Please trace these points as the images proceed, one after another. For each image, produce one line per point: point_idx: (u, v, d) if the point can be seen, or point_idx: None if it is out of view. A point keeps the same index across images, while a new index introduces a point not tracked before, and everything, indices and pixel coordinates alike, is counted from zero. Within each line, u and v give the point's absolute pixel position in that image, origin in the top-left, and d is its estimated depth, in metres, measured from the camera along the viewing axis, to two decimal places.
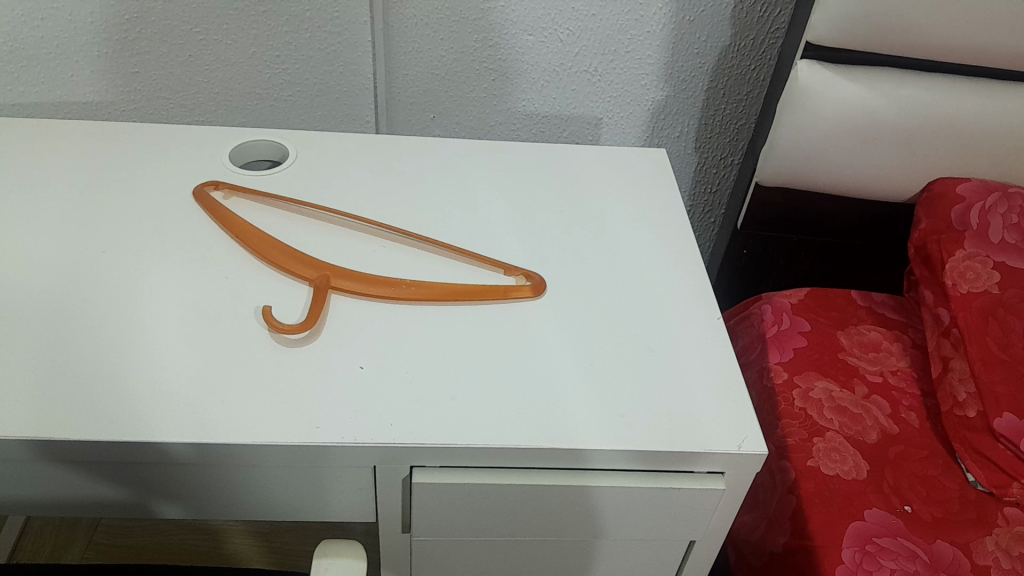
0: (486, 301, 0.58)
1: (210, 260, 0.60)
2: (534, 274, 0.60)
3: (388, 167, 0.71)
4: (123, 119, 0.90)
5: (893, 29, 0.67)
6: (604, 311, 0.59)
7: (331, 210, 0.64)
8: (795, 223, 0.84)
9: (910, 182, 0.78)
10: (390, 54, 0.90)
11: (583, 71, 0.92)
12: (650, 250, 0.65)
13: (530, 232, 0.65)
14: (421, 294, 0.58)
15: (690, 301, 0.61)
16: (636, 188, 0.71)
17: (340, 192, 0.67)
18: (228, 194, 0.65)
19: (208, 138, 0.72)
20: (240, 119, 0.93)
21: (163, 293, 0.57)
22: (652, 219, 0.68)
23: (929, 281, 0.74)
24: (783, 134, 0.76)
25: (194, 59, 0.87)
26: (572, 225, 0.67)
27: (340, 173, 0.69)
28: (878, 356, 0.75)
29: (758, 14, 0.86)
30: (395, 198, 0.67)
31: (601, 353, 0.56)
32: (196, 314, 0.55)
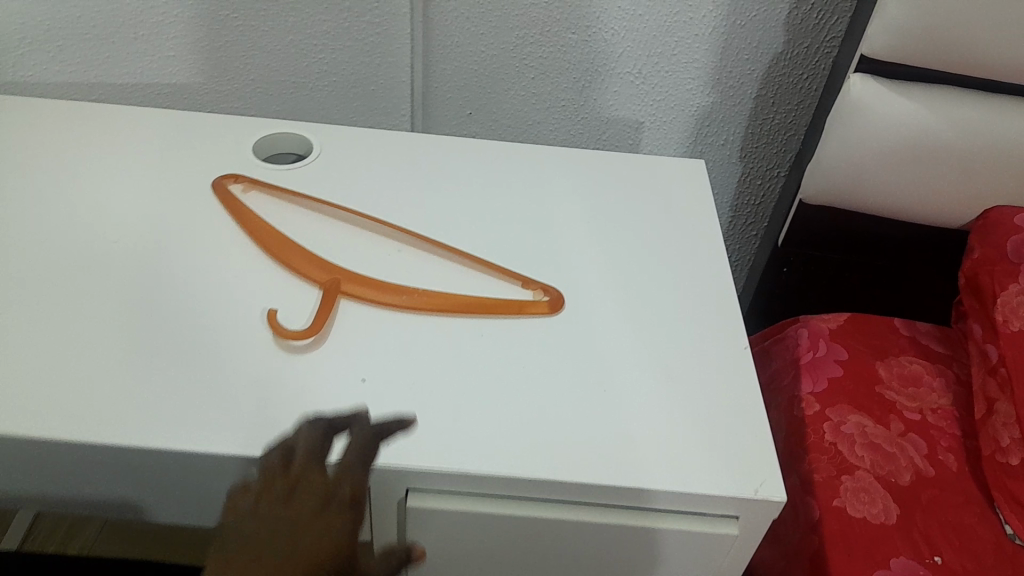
0: (498, 316, 0.56)
1: (221, 255, 0.59)
2: (551, 288, 0.58)
3: (413, 166, 0.69)
4: (158, 103, 0.89)
5: (955, 44, 0.63)
6: (623, 334, 0.56)
7: (351, 211, 0.62)
8: (839, 242, 0.80)
9: (962, 209, 0.73)
10: (429, 47, 0.88)
11: (626, 73, 0.89)
12: (679, 272, 0.62)
13: (554, 247, 0.63)
14: (433, 304, 0.55)
15: (716, 329, 0.58)
16: (670, 201, 0.68)
17: (361, 190, 0.65)
18: (247, 186, 0.64)
19: (234, 127, 0.70)
20: (274, 108, 0.92)
21: (170, 287, 0.55)
22: (683, 237, 0.65)
23: (977, 314, 0.70)
24: (831, 151, 0.72)
25: (231, 45, 0.86)
26: (597, 238, 0.64)
27: (362, 169, 0.67)
28: (918, 391, 0.71)
29: (814, 20, 0.82)
30: (417, 200, 0.65)
31: (617, 381, 0.53)
32: (202, 312, 0.54)
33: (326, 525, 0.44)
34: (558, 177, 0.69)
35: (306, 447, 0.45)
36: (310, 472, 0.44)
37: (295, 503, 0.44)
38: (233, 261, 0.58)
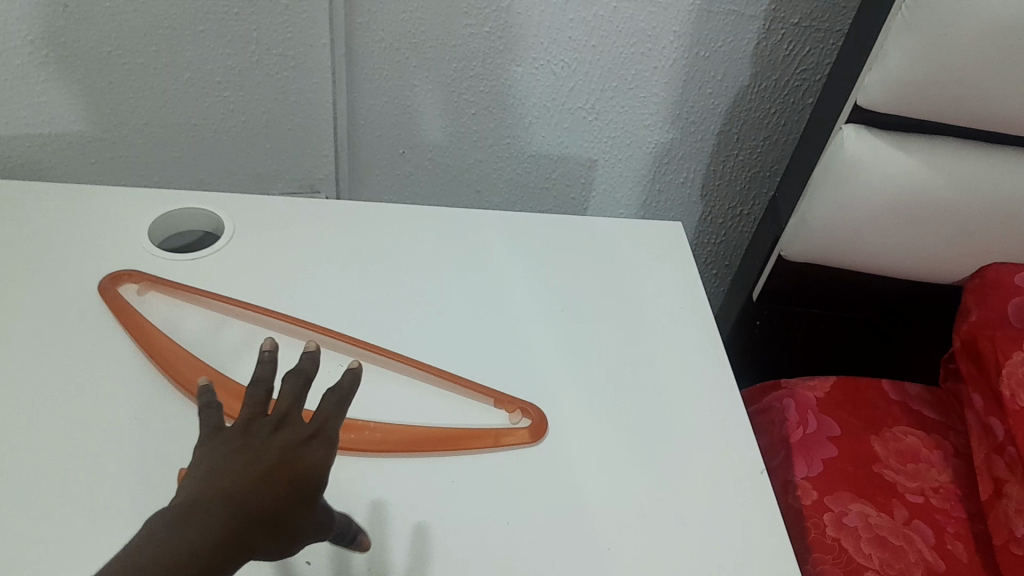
0: (470, 450, 0.48)
1: (122, 400, 0.47)
2: (530, 407, 0.50)
3: (348, 248, 0.58)
4: (23, 169, 0.72)
5: (963, 97, 0.56)
6: (614, 468, 0.49)
7: (280, 317, 0.52)
8: (817, 299, 0.73)
9: (958, 265, 0.67)
10: (353, 84, 0.77)
11: (578, 108, 0.79)
12: (664, 376, 0.55)
13: (523, 354, 0.54)
14: (391, 443, 0.47)
15: (713, 451, 0.51)
16: (643, 283, 0.61)
17: (288, 285, 0.55)
18: (145, 288, 0.53)
19: (123, 200, 0.58)
20: (172, 154, 0.77)
21: (68, 459, 0.44)
22: (664, 329, 0.58)
23: (979, 382, 0.64)
24: (819, 209, 0.64)
25: (117, 86, 0.71)
26: (567, 338, 0.56)
27: (287, 253, 0.57)
28: (917, 468, 0.65)
29: (784, 52, 0.74)
30: (357, 300, 0.55)
31: (618, 537, 0.46)
32: (110, 488, 0.43)
33: (305, 448, 0.38)
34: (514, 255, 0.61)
35: (293, 390, 0.39)
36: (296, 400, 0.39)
37: (275, 421, 0.38)
38: (141, 403, 0.47)
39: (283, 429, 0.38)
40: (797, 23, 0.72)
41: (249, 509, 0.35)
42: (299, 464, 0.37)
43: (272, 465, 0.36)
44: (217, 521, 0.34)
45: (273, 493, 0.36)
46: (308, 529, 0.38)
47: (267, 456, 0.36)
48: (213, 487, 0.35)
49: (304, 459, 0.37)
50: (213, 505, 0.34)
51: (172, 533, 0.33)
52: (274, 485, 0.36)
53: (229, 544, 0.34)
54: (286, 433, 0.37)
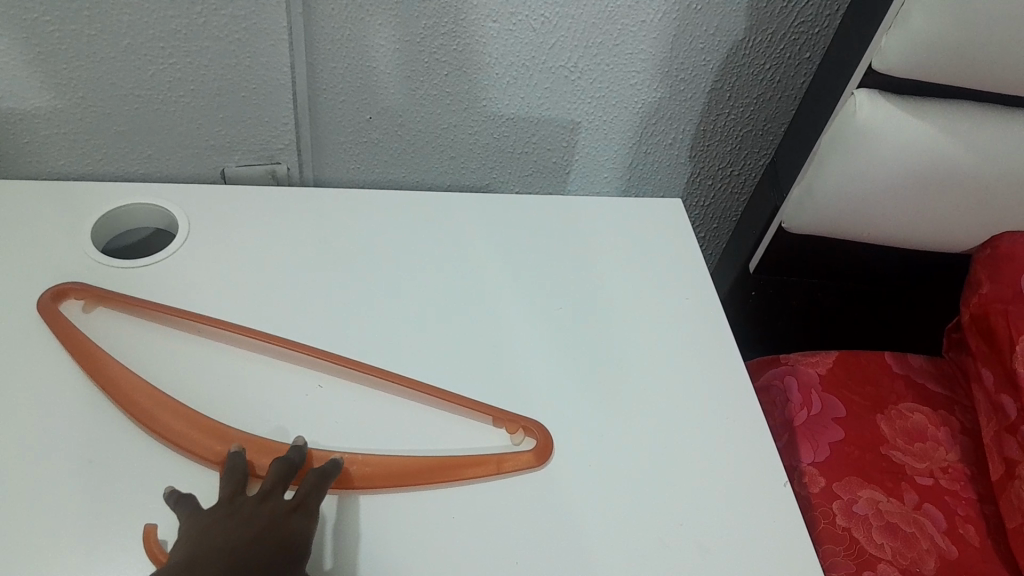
0: (469, 479, 0.43)
1: (78, 439, 0.42)
2: (533, 425, 0.46)
3: (310, 254, 0.53)
4: None
5: (991, 60, 0.52)
6: (621, 489, 0.45)
7: (250, 332, 0.48)
8: (818, 270, 0.69)
9: (968, 234, 0.63)
10: (312, 45, 0.68)
11: (559, 66, 0.73)
12: (667, 381, 0.50)
13: (518, 360, 0.50)
14: (378, 477, 0.42)
15: (725, 462, 0.47)
16: (642, 273, 0.57)
17: (262, 302, 0.50)
18: (91, 303, 0.48)
19: (61, 201, 0.52)
20: (113, 129, 0.67)
21: (13, 512, 0.39)
22: (658, 326, 0.53)
23: (989, 358, 0.62)
24: (827, 181, 0.60)
25: (45, 57, 0.60)
26: (566, 340, 0.52)
27: (263, 264, 0.52)
28: (924, 448, 0.63)
29: (782, 3, 0.69)
30: (327, 310, 0.50)
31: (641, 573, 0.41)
32: (65, 548, 0.38)
33: (290, 514, 0.38)
34: (505, 253, 0.56)
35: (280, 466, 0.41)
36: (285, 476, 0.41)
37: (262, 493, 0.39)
38: (92, 441, 0.42)
39: (271, 498, 0.39)
40: None
41: (231, 565, 0.35)
42: (284, 530, 0.37)
43: (254, 526, 0.37)
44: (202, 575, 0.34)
45: (254, 552, 0.36)
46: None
47: (253, 520, 0.38)
48: (198, 548, 0.36)
49: (287, 522, 0.38)
50: (198, 560, 0.35)
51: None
52: (254, 548, 0.36)
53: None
54: (272, 504, 0.39)
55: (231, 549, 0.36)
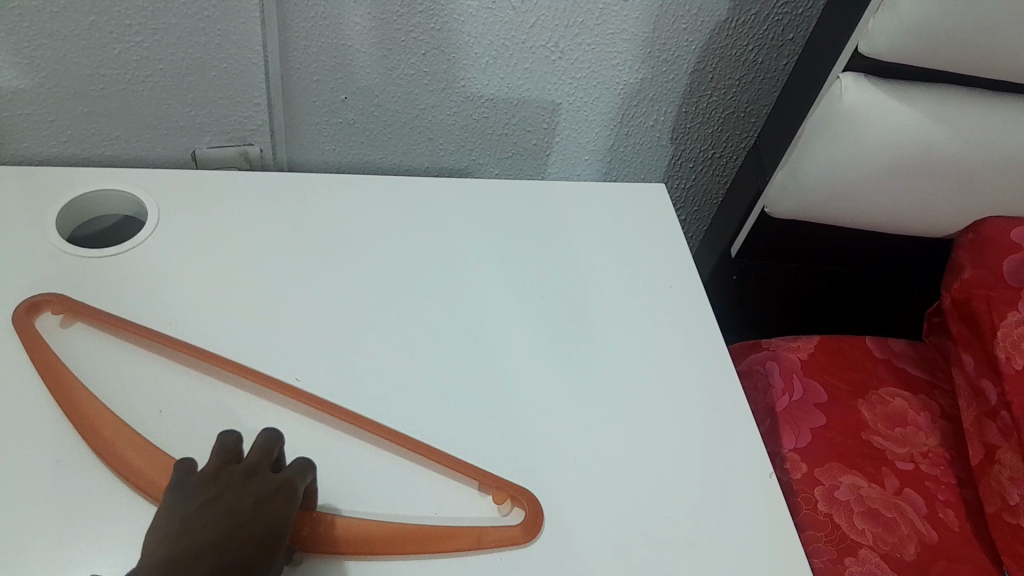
0: (446, 552, 0.39)
1: (46, 436, 0.40)
2: (522, 496, 0.42)
3: (286, 241, 0.52)
4: None
5: (980, 43, 0.51)
6: (606, 482, 0.44)
7: (242, 371, 0.44)
8: (800, 253, 0.69)
9: (950, 218, 0.63)
10: (285, 23, 0.66)
11: (539, 46, 0.71)
12: (652, 370, 0.50)
13: (503, 350, 0.49)
14: (351, 542, 0.39)
15: (711, 452, 0.46)
16: (626, 260, 0.56)
17: (238, 289, 0.49)
18: (68, 318, 0.45)
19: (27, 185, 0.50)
20: (79, 109, 0.64)
21: None
22: (643, 314, 0.53)
23: (970, 344, 0.62)
24: (810, 166, 0.60)
25: (6, 34, 0.58)
26: (551, 329, 0.51)
27: (238, 250, 0.51)
28: (905, 433, 0.63)
29: None
30: (305, 300, 0.49)
31: (627, 566, 0.41)
32: (37, 549, 0.37)
33: (275, 499, 0.37)
34: (487, 238, 0.55)
35: (260, 445, 0.38)
36: (265, 453, 0.38)
37: (245, 475, 0.37)
38: (62, 437, 0.40)
39: (255, 481, 0.37)
40: None
41: (218, 563, 0.33)
42: (270, 518, 0.36)
43: (241, 517, 0.35)
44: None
45: (241, 547, 0.34)
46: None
47: (240, 508, 0.36)
48: (183, 542, 0.33)
49: (273, 511, 0.36)
50: (184, 556, 0.33)
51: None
52: (241, 542, 0.34)
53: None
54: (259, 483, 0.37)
55: (219, 545, 0.34)
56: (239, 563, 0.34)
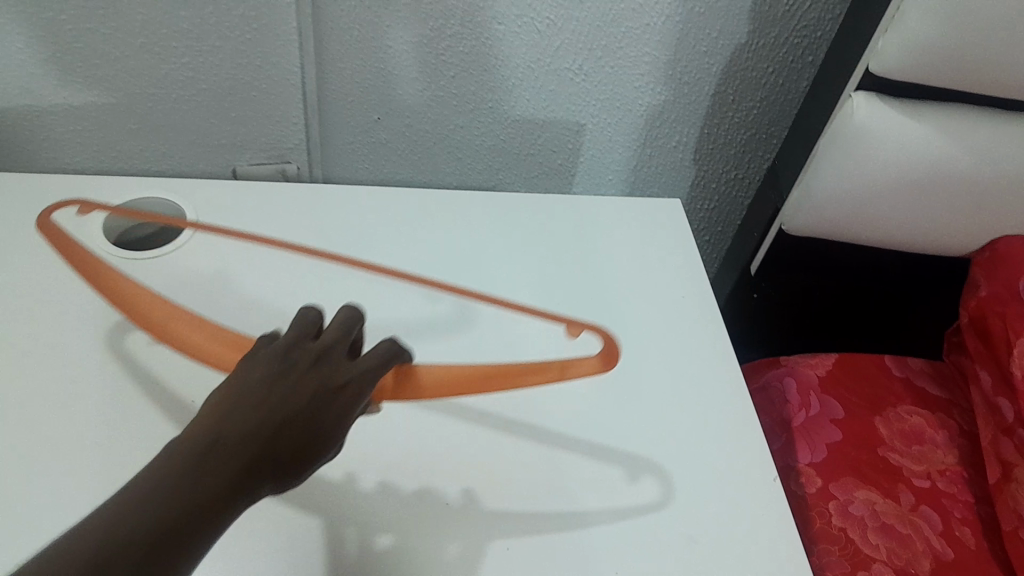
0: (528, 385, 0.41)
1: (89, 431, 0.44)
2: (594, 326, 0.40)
3: (312, 259, 0.56)
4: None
5: (989, 63, 0.52)
6: (613, 488, 0.46)
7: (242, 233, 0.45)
8: (818, 271, 0.70)
9: (967, 237, 0.64)
10: (321, 46, 0.69)
11: (564, 68, 0.74)
12: (658, 377, 0.52)
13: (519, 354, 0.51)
14: (447, 385, 0.41)
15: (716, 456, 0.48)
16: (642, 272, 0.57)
17: None
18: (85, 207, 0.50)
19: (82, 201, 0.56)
20: (128, 128, 0.68)
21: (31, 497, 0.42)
22: (654, 327, 0.55)
23: (987, 361, 0.62)
24: (824, 183, 0.61)
25: (62, 56, 0.62)
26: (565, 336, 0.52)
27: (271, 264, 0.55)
28: (922, 450, 0.63)
29: (784, 6, 0.69)
30: None
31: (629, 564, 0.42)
32: None
33: (337, 391, 0.32)
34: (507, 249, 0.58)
35: (336, 329, 0.33)
36: (335, 339, 0.33)
37: (310, 356, 0.32)
38: None
39: (318, 365, 0.32)
40: None
41: (271, 441, 0.29)
42: (325, 418, 0.31)
43: (296, 404, 0.30)
44: (242, 452, 0.28)
45: (298, 429, 0.30)
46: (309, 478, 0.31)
47: (303, 386, 0.31)
48: (239, 410, 0.29)
49: (328, 410, 0.31)
50: (235, 430, 0.28)
51: (186, 466, 0.27)
52: (298, 424, 0.30)
53: (241, 485, 0.27)
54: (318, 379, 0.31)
55: (278, 419, 0.29)
56: (290, 445, 0.29)
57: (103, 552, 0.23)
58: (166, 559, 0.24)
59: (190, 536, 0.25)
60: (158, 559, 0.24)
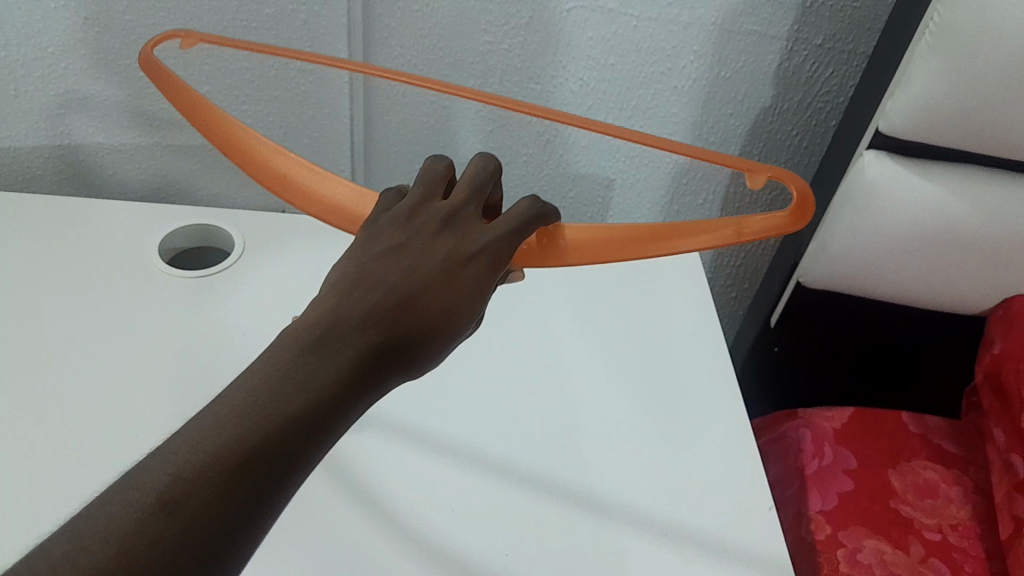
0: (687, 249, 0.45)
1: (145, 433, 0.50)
2: (792, 180, 0.46)
3: None
4: (53, 180, 0.71)
5: (996, 127, 0.54)
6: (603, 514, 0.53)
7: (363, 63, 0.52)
8: (836, 326, 0.72)
9: (980, 295, 0.66)
10: (369, 98, 0.74)
11: (596, 127, 0.77)
12: (652, 424, 0.58)
13: None
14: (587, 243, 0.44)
15: None
16: None
17: None
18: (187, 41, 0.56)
19: (146, 231, 0.65)
20: (188, 167, 0.73)
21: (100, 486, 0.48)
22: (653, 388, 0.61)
23: (1001, 417, 0.63)
24: (836, 238, 0.64)
25: (134, 99, 0.67)
26: None
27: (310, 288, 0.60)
28: (935, 504, 0.63)
29: (808, 72, 0.69)
30: None
31: None
32: None
33: (466, 264, 0.33)
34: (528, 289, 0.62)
35: (471, 184, 0.36)
36: (465, 205, 0.35)
37: (442, 222, 0.34)
38: None
39: (446, 234, 0.34)
40: (821, 44, 0.67)
41: (396, 320, 0.30)
42: (456, 288, 0.32)
43: (427, 270, 0.32)
44: (359, 336, 0.29)
45: (423, 307, 0.31)
46: (446, 358, 0.33)
47: (428, 256, 0.32)
48: (359, 290, 0.31)
49: (466, 275, 0.33)
50: (350, 319, 0.30)
51: (300, 354, 0.29)
52: (425, 301, 0.31)
53: (359, 372, 0.29)
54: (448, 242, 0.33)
55: (399, 299, 0.31)
56: (414, 326, 0.31)
57: (204, 457, 0.26)
58: (265, 458, 0.27)
59: (289, 436, 0.27)
60: (273, 447, 0.27)
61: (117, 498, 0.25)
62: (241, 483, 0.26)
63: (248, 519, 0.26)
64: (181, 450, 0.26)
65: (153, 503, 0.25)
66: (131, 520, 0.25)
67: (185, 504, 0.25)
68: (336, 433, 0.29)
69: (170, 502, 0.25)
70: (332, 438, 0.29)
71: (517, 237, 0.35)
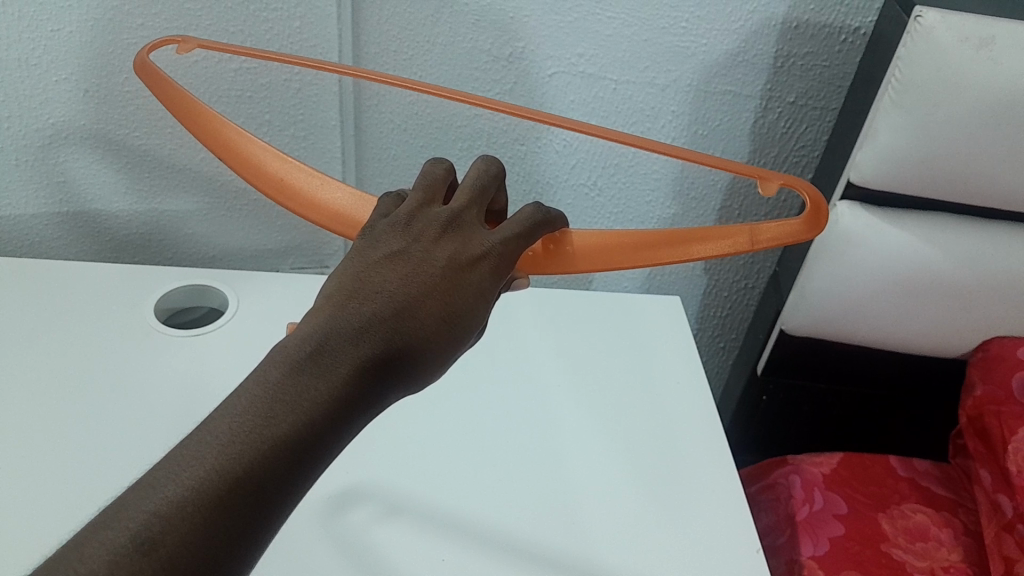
0: (702, 255, 0.47)
1: None
2: (803, 185, 0.47)
3: None
4: (50, 244, 0.72)
5: (961, 175, 0.57)
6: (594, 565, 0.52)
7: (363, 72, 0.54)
8: (822, 372, 0.73)
9: (958, 339, 0.67)
10: (362, 161, 0.76)
11: (580, 184, 0.79)
12: (639, 473, 0.59)
13: None
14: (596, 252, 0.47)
15: None
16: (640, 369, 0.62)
17: None
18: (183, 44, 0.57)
19: (139, 292, 0.67)
20: (184, 230, 0.75)
21: None
22: (640, 435, 0.62)
23: (986, 459, 0.63)
24: (816, 285, 0.65)
25: (131, 166, 0.69)
26: None
27: None
28: (927, 547, 0.63)
29: (782, 128, 0.71)
30: None
31: None
32: None
33: (465, 273, 0.35)
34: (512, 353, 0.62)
35: (473, 190, 0.38)
36: (466, 209, 0.37)
37: (441, 227, 0.36)
38: None
39: (445, 240, 0.35)
40: (793, 101, 0.69)
41: (388, 337, 0.32)
42: (451, 299, 0.34)
43: (423, 282, 0.34)
44: (349, 357, 0.31)
45: (417, 323, 0.33)
46: (442, 374, 0.34)
47: (426, 265, 0.34)
48: (351, 306, 0.32)
49: (467, 282, 0.35)
50: (341, 337, 0.31)
51: (290, 376, 0.30)
52: (416, 316, 0.33)
53: (351, 390, 0.31)
54: (447, 249, 0.35)
55: (392, 316, 0.32)
56: (406, 343, 0.33)
57: (182, 493, 0.27)
58: (252, 483, 0.28)
59: (278, 460, 0.29)
60: (259, 473, 0.29)
61: (92, 537, 0.26)
62: (224, 515, 0.28)
63: (236, 543, 0.28)
64: (161, 484, 0.28)
65: (127, 544, 0.26)
66: (108, 560, 0.26)
67: (160, 544, 0.26)
68: (331, 450, 0.31)
69: (144, 542, 0.26)
70: (325, 458, 0.31)
71: (517, 241, 0.37)
